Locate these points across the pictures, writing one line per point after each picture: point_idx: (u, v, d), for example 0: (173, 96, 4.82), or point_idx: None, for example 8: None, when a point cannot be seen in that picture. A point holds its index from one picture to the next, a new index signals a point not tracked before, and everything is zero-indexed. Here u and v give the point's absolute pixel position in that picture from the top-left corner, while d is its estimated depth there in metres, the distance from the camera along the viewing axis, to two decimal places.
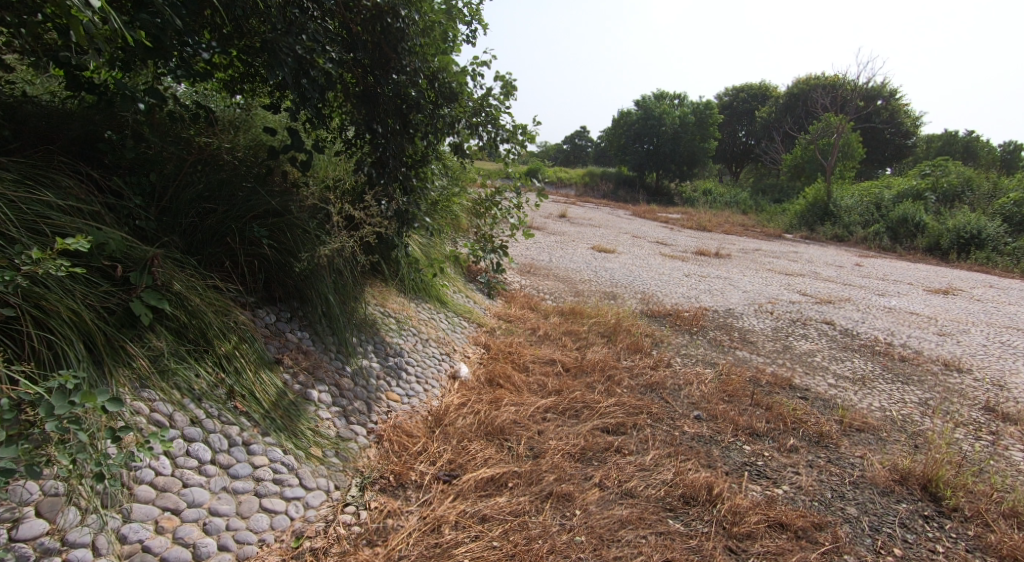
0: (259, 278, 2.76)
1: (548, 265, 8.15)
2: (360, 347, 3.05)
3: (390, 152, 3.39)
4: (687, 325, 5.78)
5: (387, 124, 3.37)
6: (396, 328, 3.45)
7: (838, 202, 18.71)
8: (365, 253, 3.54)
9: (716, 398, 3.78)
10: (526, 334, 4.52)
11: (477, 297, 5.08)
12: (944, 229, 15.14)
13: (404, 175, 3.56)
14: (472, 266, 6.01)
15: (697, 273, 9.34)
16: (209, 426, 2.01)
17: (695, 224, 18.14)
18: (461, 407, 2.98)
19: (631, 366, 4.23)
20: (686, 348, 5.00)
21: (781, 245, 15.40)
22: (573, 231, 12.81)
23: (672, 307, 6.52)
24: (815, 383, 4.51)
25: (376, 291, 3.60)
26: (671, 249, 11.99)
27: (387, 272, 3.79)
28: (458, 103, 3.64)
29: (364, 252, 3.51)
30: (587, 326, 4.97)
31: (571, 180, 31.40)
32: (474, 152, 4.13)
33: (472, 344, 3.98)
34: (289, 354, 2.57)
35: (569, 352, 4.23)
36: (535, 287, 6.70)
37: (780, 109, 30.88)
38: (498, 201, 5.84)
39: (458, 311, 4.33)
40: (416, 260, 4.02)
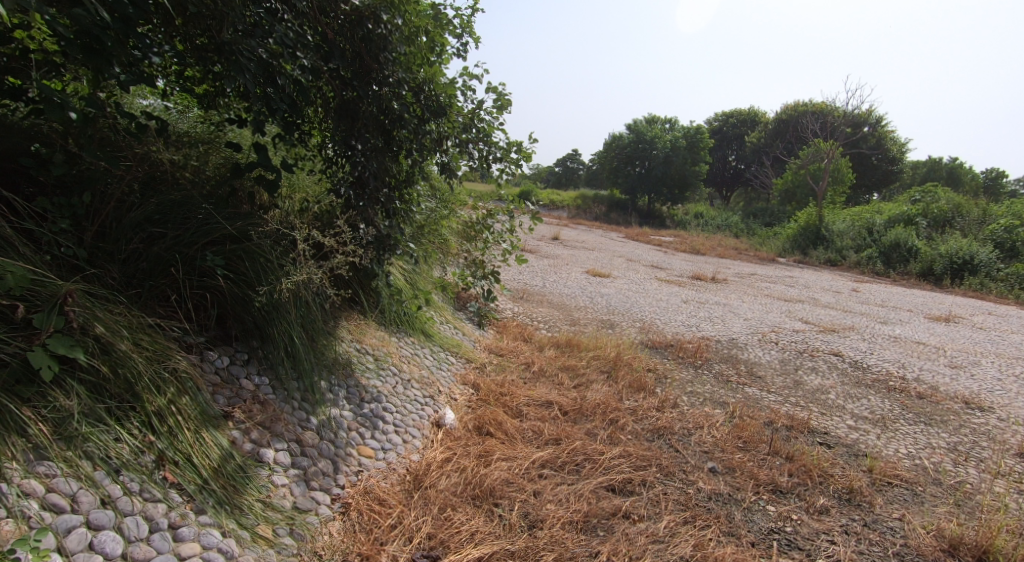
0: (212, 313, 2.37)
1: (541, 291, 7.78)
2: (330, 392, 2.66)
3: (370, 171, 3.04)
4: (691, 358, 5.42)
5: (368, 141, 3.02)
6: (374, 368, 3.08)
7: (831, 226, 18.60)
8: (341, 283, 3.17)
9: (730, 446, 3.41)
10: (519, 370, 4.14)
11: (467, 328, 4.71)
12: (936, 254, 14.96)
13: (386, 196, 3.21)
14: (462, 293, 5.64)
15: (695, 299, 8.99)
16: (125, 507, 1.61)
17: (689, 247, 17.90)
18: (445, 463, 2.60)
19: (635, 407, 3.85)
20: (692, 384, 4.63)
21: (776, 269, 15.15)
22: (566, 254, 12.48)
23: (673, 338, 6.15)
24: (833, 425, 4.15)
25: (351, 326, 3.22)
26: (666, 274, 11.69)
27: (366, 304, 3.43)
28: (448, 119, 3.31)
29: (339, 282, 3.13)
30: (586, 360, 4.60)
31: (564, 203, 31.21)
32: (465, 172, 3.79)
33: (460, 383, 3.60)
34: (242, 406, 2.19)
35: (567, 391, 3.85)
36: (528, 315, 6.33)
37: (770, 133, 30.99)
38: (489, 224, 5.50)
39: (445, 346, 3.95)
40: (398, 290, 3.65)
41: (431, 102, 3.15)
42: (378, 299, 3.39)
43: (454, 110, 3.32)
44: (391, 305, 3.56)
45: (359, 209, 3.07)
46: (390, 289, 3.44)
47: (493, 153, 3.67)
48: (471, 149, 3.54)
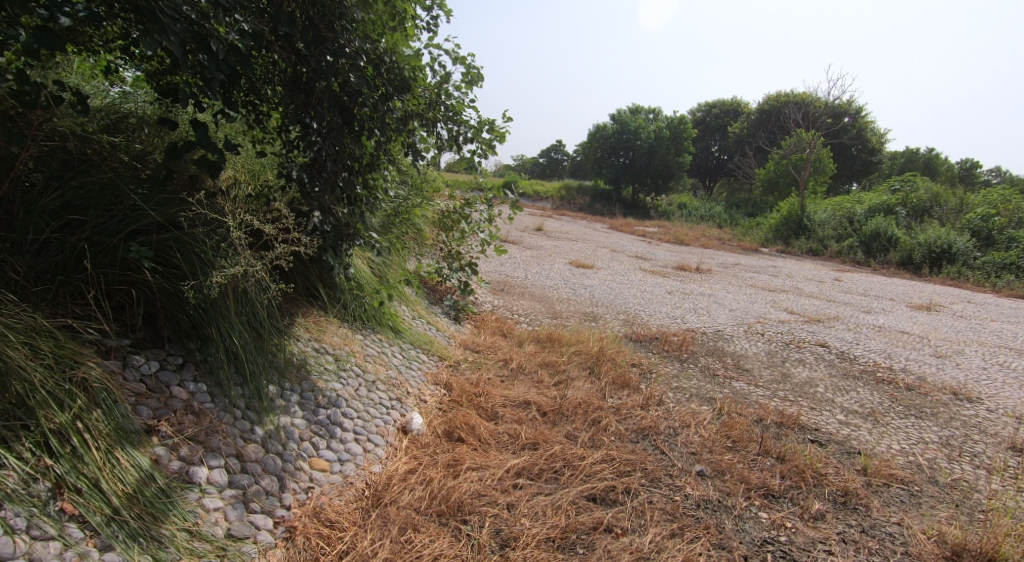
0: (138, 312, 2.10)
1: (522, 283, 7.52)
2: (279, 397, 2.40)
3: (325, 152, 2.77)
4: (676, 351, 5.22)
5: (322, 118, 2.75)
6: (333, 370, 2.81)
7: (813, 216, 18.56)
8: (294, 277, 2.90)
9: (719, 447, 3.20)
10: (495, 368, 3.88)
11: (441, 323, 4.44)
12: (915, 243, 14.96)
13: (344, 181, 2.93)
14: (438, 286, 5.37)
15: (679, 290, 8.80)
16: (8, 550, 1.39)
17: (673, 238, 17.76)
18: (410, 475, 2.36)
19: (618, 406, 3.62)
20: (678, 380, 4.42)
21: (760, 259, 15.03)
22: (550, 245, 12.22)
23: (658, 330, 5.94)
24: (824, 420, 3.96)
25: (308, 323, 2.94)
26: (650, 264, 11.50)
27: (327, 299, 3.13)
28: (412, 96, 3.04)
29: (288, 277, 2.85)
30: (566, 355, 4.36)
31: (547, 194, 30.92)
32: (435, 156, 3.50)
33: (431, 383, 3.34)
34: (170, 418, 1.93)
35: (545, 390, 3.60)
36: (508, 308, 6.07)
37: (752, 123, 30.95)
38: (466, 213, 5.23)
39: (416, 342, 3.68)
40: (362, 283, 3.38)
41: (394, 74, 2.87)
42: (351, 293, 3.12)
43: (420, 84, 3.05)
44: (357, 301, 3.27)
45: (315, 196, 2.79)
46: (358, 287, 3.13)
47: (465, 134, 3.40)
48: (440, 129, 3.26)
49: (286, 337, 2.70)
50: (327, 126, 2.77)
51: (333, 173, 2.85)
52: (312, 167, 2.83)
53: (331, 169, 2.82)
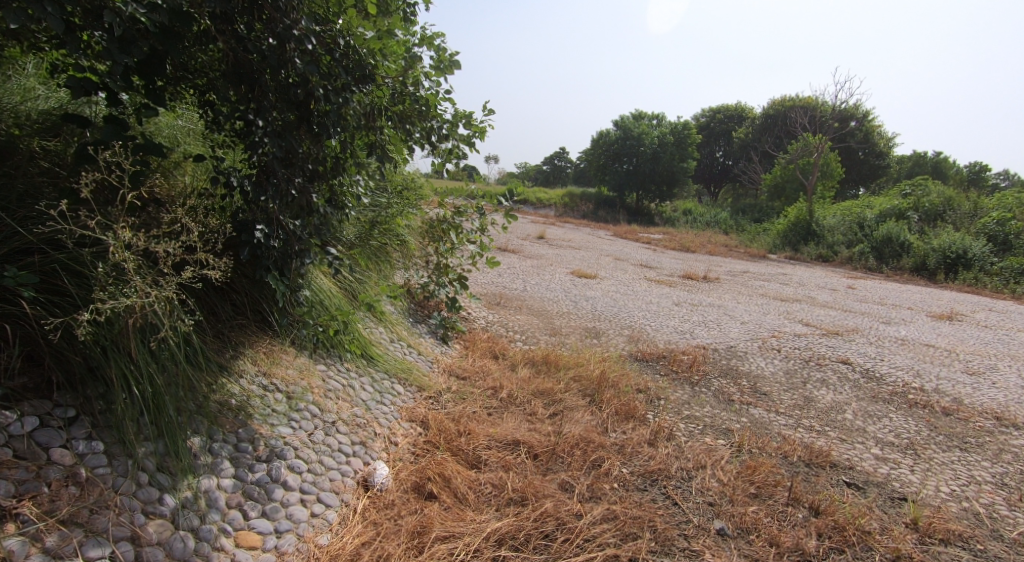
0: (15, 350, 1.69)
1: (520, 296, 7.07)
2: (204, 451, 1.96)
3: (273, 153, 2.36)
4: (686, 373, 4.74)
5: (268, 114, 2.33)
6: (282, 410, 2.37)
7: (822, 221, 18.04)
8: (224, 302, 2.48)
9: (741, 497, 2.74)
10: (482, 400, 3.43)
11: (424, 346, 4.01)
12: (929, 249, 14.41)
13: (299, 188, 2.52)
14: (425, 302, 4.93)
15: (688, 301, 8.33)
16: None
17: (679, 245, 17.26)
18: (365, 555, 1.94)
19: (621, 444, 3.16)
20: (689, 408, 3.95)
21: (770, 267, 14.50)
22: (552, 254, 11.77)
23: (666, 348, 5.47)
24: (857, 455, 3.49)
25: (256, 353, 2.50)
26: (656, 273, 11.04)
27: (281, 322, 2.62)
28: (377, 89, 2.62)
29: (220, 304, 2.46)
30: (564, 381, 3.91)
31: (551, 201, 30.48)
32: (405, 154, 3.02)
33: (405, 421, 2.89)
34: (40, 495, 1.56)
35: (537, 428, 3.15)
36: (503, 325, 5.62)
37: (757, 128, 30.48)
38: (455, 223, 4.83)
39: (391, 371, 3.23)
40: (323, 303, 2.95)
41: (351, 60, 2.42)
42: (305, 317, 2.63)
43: (386, 71, 2.59)
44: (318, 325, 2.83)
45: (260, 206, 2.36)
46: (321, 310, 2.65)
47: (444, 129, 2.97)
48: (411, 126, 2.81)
49: (224, 373, 2.27)
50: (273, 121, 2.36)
51: (285, 179, 2.44)
52: (259, 173, 2.41)
53: (279, 173, 2.41)
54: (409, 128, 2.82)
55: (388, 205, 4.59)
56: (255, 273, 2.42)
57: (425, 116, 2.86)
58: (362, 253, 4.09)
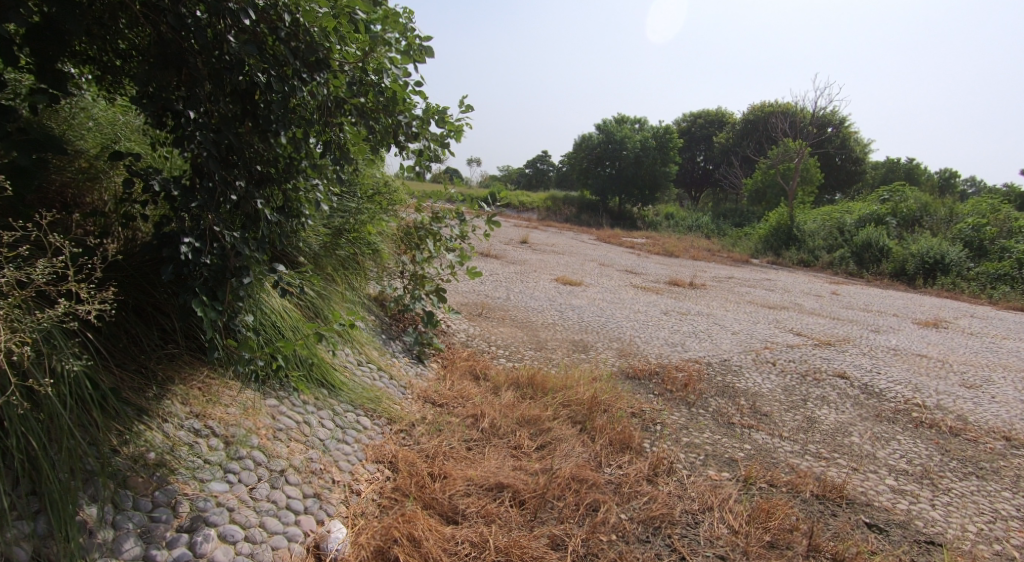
0: None
1: (502, 306, 6.71)
2: (103, 524, 1.67)
3: (206, 151, 2.04)
4: (682, 392, 4.39)
5: (200, 104, 2.03)
6: (218, 459, 2.07)
7: (803, 225, 17.89)
8: (151, 327, 2.23)
9: (756, 548, 2.43)
10: (462, 431, 3.11)
11: (397, 369, 3.68)
12: (908, 254, 14.32)
13: (240, 193, 2.19)
14: (401, 317, 4.57)
15: (676, 309, 8.03)
16: None
17: (663, 250, 17.00)
18: None
19: (617, 484, 2.83)
20: (688, 433, 3.60)
21: (754, 272, 14.30)
22: (534, 260, 11.38)
23: (658, 363, 5.12)
24: (874, 484, 3.17)
25: (192, 389, 2.21)
26: (641, 280, 10.74)
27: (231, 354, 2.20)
28: (333, 77, 2.22)
29: (144, 329, 2.19)
30: (551, 406, 3.56)
31: (533, 205, 30.09)
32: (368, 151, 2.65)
33: (371, 462, 2.60)
34: None
35: (519, 471, 2.77)
36: (485, 339, 5.23)
37: (736, 133, 30.47)
38: (434, 230, 4.63)
39: (357, 402, 2.97)
40: (281, 328, 2.65)
41: (300, 43, 2.05)
42: (245, 349, 2.17)
43: (344, 56, 2.23)
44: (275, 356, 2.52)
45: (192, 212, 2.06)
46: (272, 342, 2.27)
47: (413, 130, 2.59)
48: (375, 123, 2.41)
49: (143, 418, 1.97)
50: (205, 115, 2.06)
51: (222, 182, 2.13)
52: (193, 175, 2.12)
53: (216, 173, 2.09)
54: (372, 126, 2.43)
55: (357, 211, 4.21)
56: (180, 296, 2.04)
57: (391, 111, 2.48)
58: (324, 270, 3.75)
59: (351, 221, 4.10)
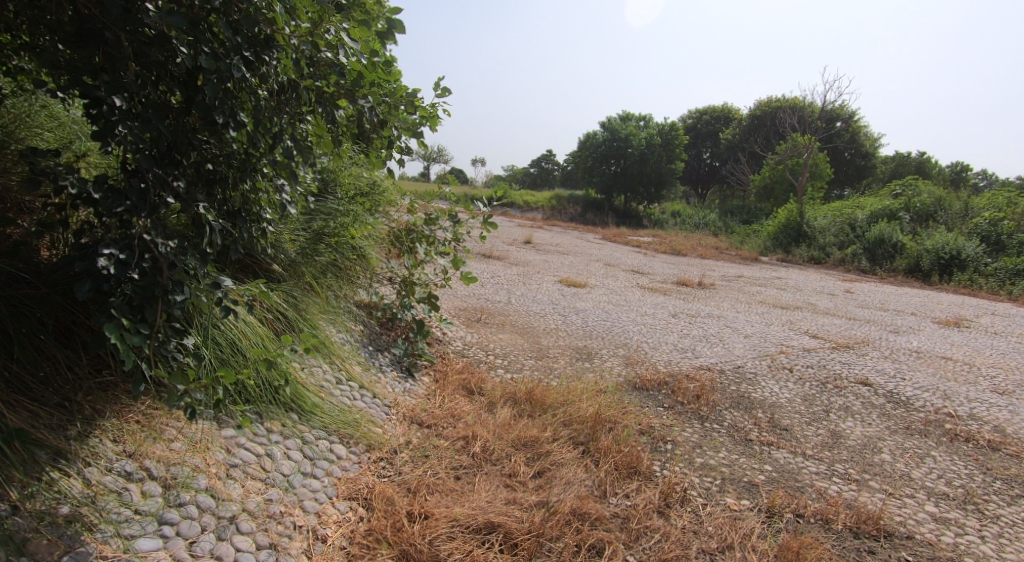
0: None
1: (502, 310, 6.38)
2: None
3: (134, 147, 1.80)
4: (694, 404, 4.05)
5: (126, 89, 1.78)
6: (153, 504, 1.86)
7: (813, 221, 17.43)
8: (78, 353, 2.04)
9: None
10: (450, 458, 2.81)
11: (381, 385, 3.38)
12: (923, 250, 13.84)
13: (181, 196, 1.96)
14: (390, 326, 4.27)
15: (685, 311, 7.66)
16: None
17: (670, 249, 16.62)
18: None
19: (624, 518, 2.51)
20: (700, 451, 3.27)
21: (764, 270, 13.87)
22: (538, 261, 11.03)
23: (667, 372, 4.78)
24: (913, 511, 2.82)
25: (129, 428, 1.99)
26: (649, 280, 10.37)
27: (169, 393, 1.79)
28: (285, 56, 1.90)
29: (71, 355, 2.02)
30: (550, 425, 3.23)
31: (537, 204, 29.72)
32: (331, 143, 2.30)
33: (343, 500, 2.32)
34: None
35: (511, 508, 2.45)
36: (483, 347, 4.90)
37: (743, 129, 29.96)
38: (426, 232, 4.28)
39: (333, 426, 2.67)
40: (240, 347, 2.40)
41: (241, 13, 1.77)
42: (176, 382, 1.77)
43: (292, 33, 1.86)
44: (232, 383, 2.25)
45: (117, 219, 1.81)
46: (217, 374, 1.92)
47: (382, 126, 2.23)
48: (337, 111, 2.08)
49: (59, 464, 1.77)
50: (134, 103, 1.80)
51: (157, 183, 1.89)
52: (123, 175, 1.87)
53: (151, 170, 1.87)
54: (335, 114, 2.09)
55: (340, 213, 3.91)
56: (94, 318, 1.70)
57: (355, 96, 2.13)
58: (301, 278, 3.45)
59: (332, 226, 3.83)
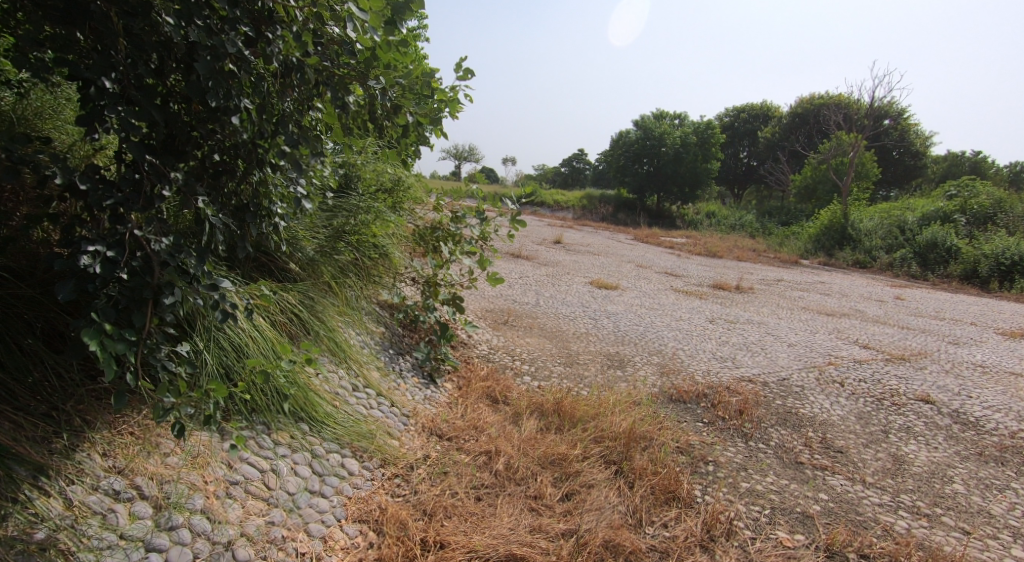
0: None
1: (531, 313, 6.15)
2: None
3: (126, 135, 1.63)
4: (736, 420, 3.76)
5: (115, 69, 1.60)
6: (142, 529, 1.69)
7: (858, 223, 16.72)
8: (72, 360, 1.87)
9: None
10: (471, 476, 2.59)
11: (401, 393, 3.18)
12: (980, 254, 13.08)
13: (179, 188, 1.78)
14: (413, 329, 4.09)
15: (724, 316, 7.32)
16: None
17: (705, 250, 16.17)
18: None
19: (662, 553, 2.30)
20: (745, 474, 3.00)
21: (805, 274, 13.33)
22: (569, 261, 10.76)
23: (707, 383, 4.48)
24: (994, 554, 2.51)
25: (123, 441, 1.83)
26: (684, 282, 10.01)
27: (153, 408, 1.58)
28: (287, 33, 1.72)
29: (65, 362, 1.86)
30: (581, 441, 2.99)
31: (568, 204, 29.37)
32: (346, 131, 2.10)
33: (353, 522, 2.13)
34: None
35: (536, 538, 2.23)
36: (510, 352, 4.69)
37: (783, 127, 29.09)
38: (451, 229, 4.06)
39: (346, 438, 2.48)
40: (246, 352, 2.23)
41: None
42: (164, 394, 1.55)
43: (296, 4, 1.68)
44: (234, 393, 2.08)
45: (105, 213, 1.64)
46: (209, 387, 1.72)
47: (396, 114, 2.00)
48: (347, 98, 1.88)
49: (39, 483, 1.62)
50: (125, 84, 1.62)
51: (153, 174, 1.72)
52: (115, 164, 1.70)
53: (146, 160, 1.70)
54: (345, 100, 1.88)
55: (362, 210, 3.73)
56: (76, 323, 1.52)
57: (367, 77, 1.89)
58: (320, 278, 3.27)
59: (353, 223, 3.64)
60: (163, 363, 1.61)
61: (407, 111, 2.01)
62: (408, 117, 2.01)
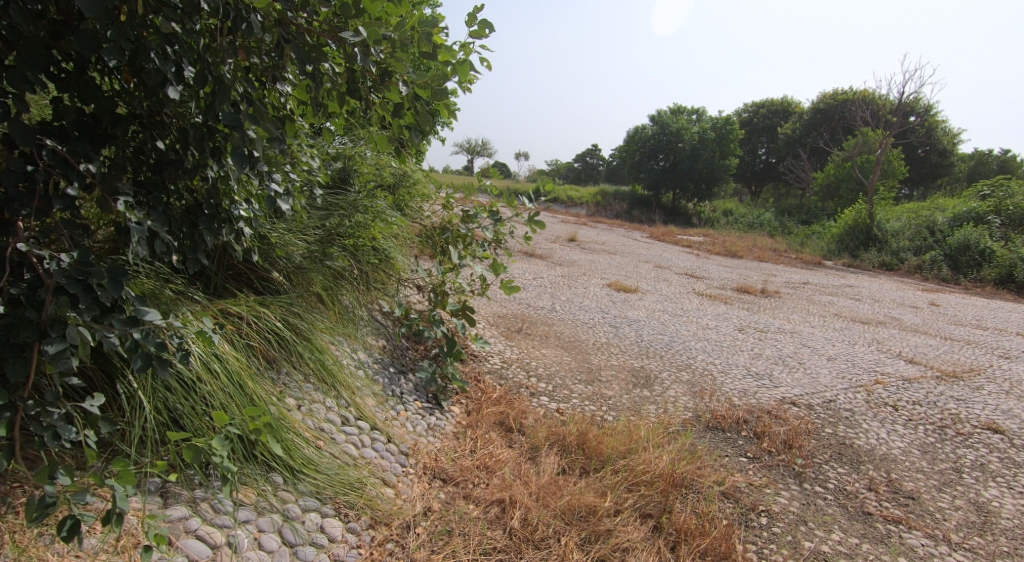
0: None
1: (546, 319, 5.66)
2: None
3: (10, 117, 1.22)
4: (786, 454, 3.26)
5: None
6: None
7: (884, 224, 16.05)
8: None
9: None
10: (479, 537, 2.13)
11: (399, 424, 2.72)
12: (1017, 258, 12.43)
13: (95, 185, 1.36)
14: (415, 342, 3.63)
15: (753, 324, 6.79)
16: None
17: (723, 250, 15.58)
18: None
19: None
20: (807, 531, 2.52)
21: (831, 276, 12.74)
22: (583, 260, 10.25)
23: (746, 405, 3.99)
24: None
25: (17, 523, 1.41)
26: (705, 285, 9.46)
27: (30, 500, 1.15)
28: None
29: None
30: (611, 488, 2.52)
31: (581, 200, 28.79)
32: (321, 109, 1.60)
33: None
34: None
35: None
36: (524, 366, 4.23)
37: (803, 124, 28.32)
38: (460, 230, 3.58)
39: (328, 491, 2.02)
40: (199, 389, 1.80)
41: None
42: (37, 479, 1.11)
43: None
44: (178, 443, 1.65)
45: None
46: (121, 465, 1.27)
47: (385, 84, 1.53)
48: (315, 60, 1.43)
49: None
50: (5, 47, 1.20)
51: (55, 168, 1.29)
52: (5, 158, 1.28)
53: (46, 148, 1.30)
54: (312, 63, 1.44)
55: (358, 210, 3.27)
56: None
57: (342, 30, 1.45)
58: (308, 288, 2.82)
59: (346, 224, 3.16)
60: (52, 430, 1.25)
61: (400, 78, 1.53)
62: (401, 86, 1.53)
